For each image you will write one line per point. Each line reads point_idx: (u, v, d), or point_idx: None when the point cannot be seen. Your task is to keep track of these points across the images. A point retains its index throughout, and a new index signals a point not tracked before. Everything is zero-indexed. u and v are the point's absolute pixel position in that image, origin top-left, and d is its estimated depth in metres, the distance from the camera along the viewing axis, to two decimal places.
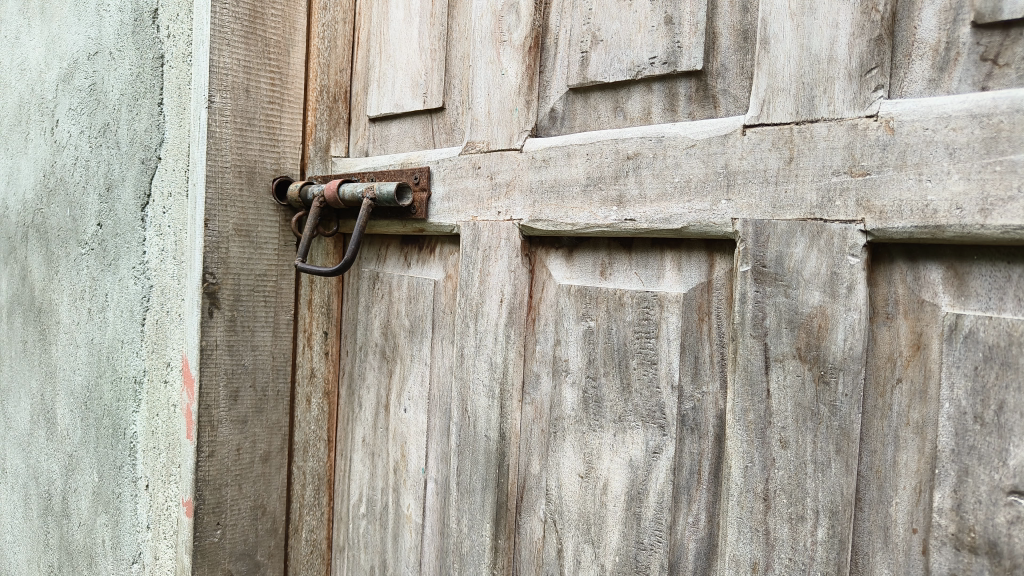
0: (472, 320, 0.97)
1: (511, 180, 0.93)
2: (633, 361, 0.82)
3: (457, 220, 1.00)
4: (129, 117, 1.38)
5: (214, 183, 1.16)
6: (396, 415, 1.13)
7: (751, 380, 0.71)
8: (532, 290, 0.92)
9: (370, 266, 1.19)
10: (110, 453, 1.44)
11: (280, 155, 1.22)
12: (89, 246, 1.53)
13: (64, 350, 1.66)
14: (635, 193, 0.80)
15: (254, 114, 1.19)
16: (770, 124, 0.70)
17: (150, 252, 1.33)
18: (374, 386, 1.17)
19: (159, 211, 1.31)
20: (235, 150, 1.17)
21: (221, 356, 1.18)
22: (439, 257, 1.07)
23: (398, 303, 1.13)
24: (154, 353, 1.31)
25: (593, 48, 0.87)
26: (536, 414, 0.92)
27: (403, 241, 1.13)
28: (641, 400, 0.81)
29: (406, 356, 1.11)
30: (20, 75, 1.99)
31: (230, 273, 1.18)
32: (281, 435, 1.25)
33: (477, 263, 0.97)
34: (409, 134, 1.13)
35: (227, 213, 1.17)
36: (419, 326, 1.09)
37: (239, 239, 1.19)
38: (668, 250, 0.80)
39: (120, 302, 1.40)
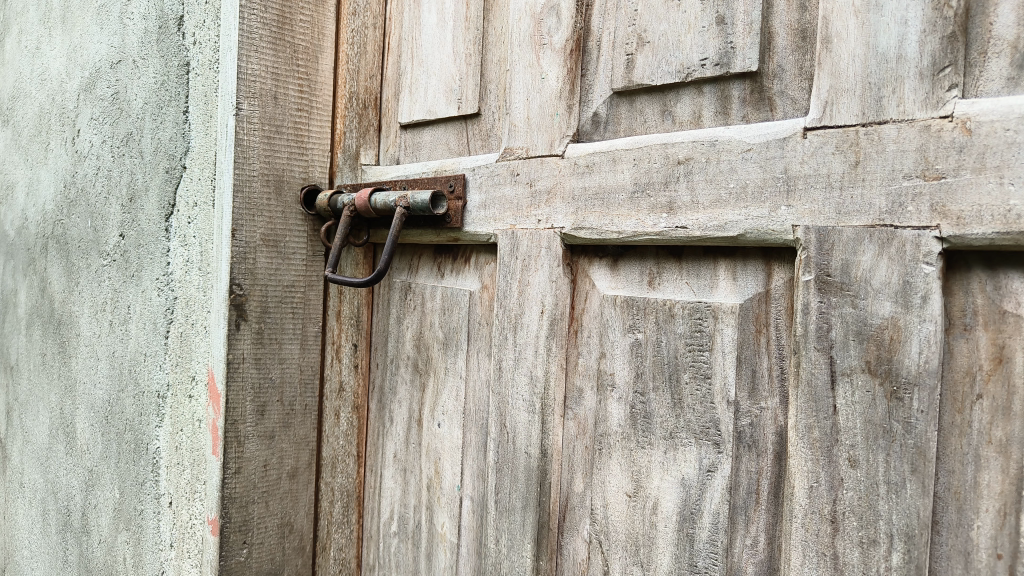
0: (511, 333, 0.95)
1: (552, 188, 0.90)
2: (685, 375, 0.79)
3: (495, 229, 0.97)
4: (152, 126, 1.36)
5: (242, 192, 1.14)
6: (429, 430, 1.10)
7: (816, 396, 0.67)
8: (574, 301, 0.90)
9: (401, 277, 1.16)
10: (134, 469, 1.42)
11: (309, 163, 1.20)
12: (111, 257, 1.52)
13: (85, 363, 1.64)
14: (687, 199, 0.77)
15: (282, 121, 1.17)
16: (834, 126, 0.67)
17: (174, 263, 1.31)
18: (405, 400, 1.14)
19: (184, 221, 1.29)
20: (264, 159, 1.16)
21: (248, 370, 1.15)
22: (475, 267, 1.04)
23: (430, 315, 1.10)
24: (178, 367, 1.29)
25: (639, 51, 0.84)
26: (579, 430, 0.89)
27: (436, 251, 1.11)
28: (694, 416, 0.78)
29: (439, 369, 1.08)
30: (41, 85, 1.99)
31: (257, 284, 1.15)
32: (309, 451, 1.22)
33: (516, 273, 0.94)
34: (442, 142, 1.10)
35: (255, 222, 1.15)
36: (454, 338, 1.06)
37: (267, 249, 1.16)
38: (722, 259, 0.77)
39: (143, 314, 1.37)
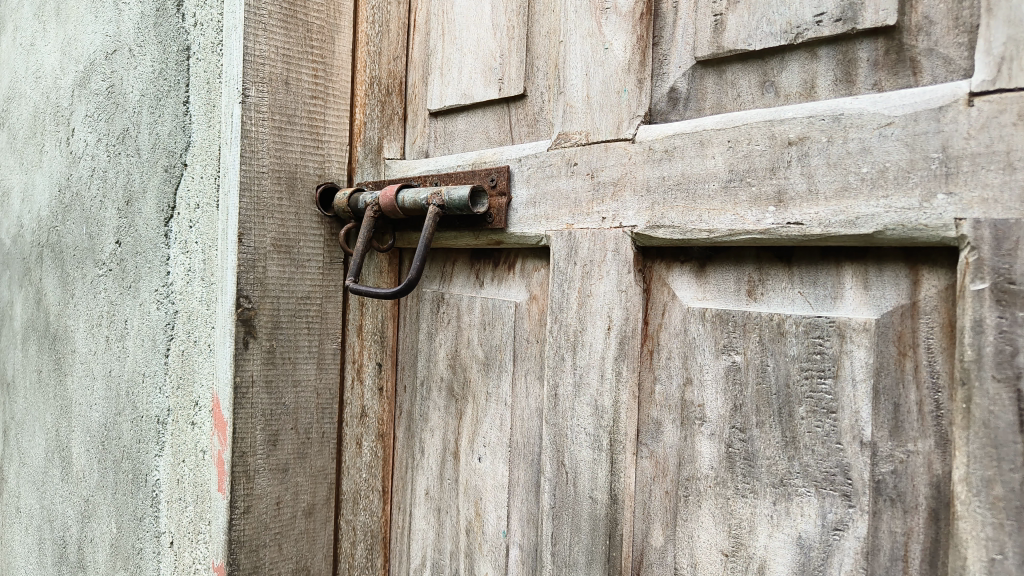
0: (569, 353, 0.79)
1: (620, 179, 0.75)
2: (801, 408, 0.63)
3: (547, 230, 0.82)
4: (150, 120, 1.22)
5: (250, 191, 0.99)
6: (467, 465, 0.94)
7: (996, 440, 0.51)
8: (648, 315, 0.75)
9: (432, 288, 1.01)
10: (132, 502, 1.28)
11: (325, 158, 1.06)
12: (107, 267, 1.38)
13: (80, 382, 1.51)
14: (802, 188, 0.62)
15: (295, 110, 1.03)
16: (1013, 89, 0.51)
17: (174, 273, 1.16)
18: (439, 429, 0.99)
19: (185, 225, 1.13)
20: (274, 153, 1.01)
21: (259, 395, 1.01)
22: (520, 275, 0.89)
23: (467, 331, 0.95)
24: (179, 390, 1.14)
25: (730, 10, 0.68)
26: (657, 472, 0.74)
27: (473, 255, 0.96)
28: (814, 460, 0.62)
29: (479, 394, 0.93)
30: (36, 83, 1.86)
31: (268, 296, 1.01)
32: (327, 485, 1.08)
33: (574, 282, 0.79)
34: (479, 129, 0.94)
35: (265, 225, 1.00)
36: (496, 357, 0.90)
37: (279, 256, 1.02)
38: (849, 262, 0.61)
39: (141, 330, 1.23)
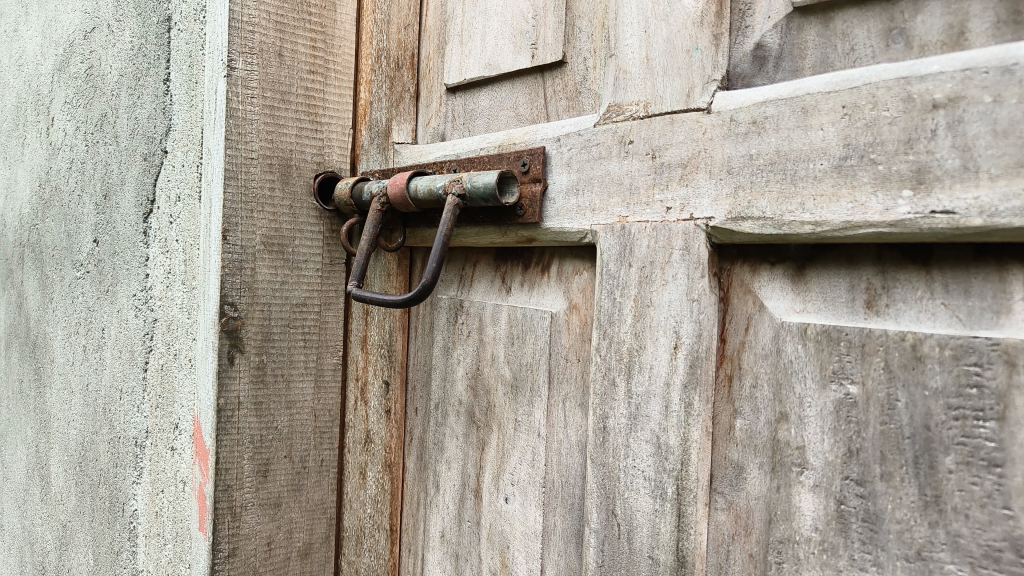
0: (623, 377, 0.64)
1: (690, 160, 0.60)
2: (949, 459, 0.47)
3: (592, 224, 0.66)
4: (128, 102, 1.07)
5: (235, 180, 0.84)
6: (491, 506, 0.79)
7: None
8: (725, 332, 0.60)
9: (449, 294, 0.86)
10: (109, 533, 1.13)
11: (324, 144, 0.91)
12: (84, 268, 1.23)
13: (58, 396, 1.36)
14: (953, 166, 0.46)
15: (290, 86, 0.87)
16: None
17: (153, 276, 1.00)
18: (457, 462, 0.83)
19: (164, 220, 0.97)
20: (266, 135, 0.86)
21: (247, 418, 0.86)
22: (557, 279, 0.73)
23: (491, 346, 0.79)
24: (157, 411, 0.99)
25: None
26: (738, 529, 0.59)
27: (498, 255, 0.80)
28: (969, 530, 0.46)
29: (506, 423, 0.77)
30: (18, 71, 1.72)
31: (257, 303, 0.86)
32: (326, 521, 0.94)
33: (629, 288, 0.63)
34: (507, 105, 0.79)
35: (254, 220, 0.85)
36: (527, 379, 0.75)
37: (270, 256, 0.87)
38: (1017, 265, 0.45)
39: (119, 340, 1.08)
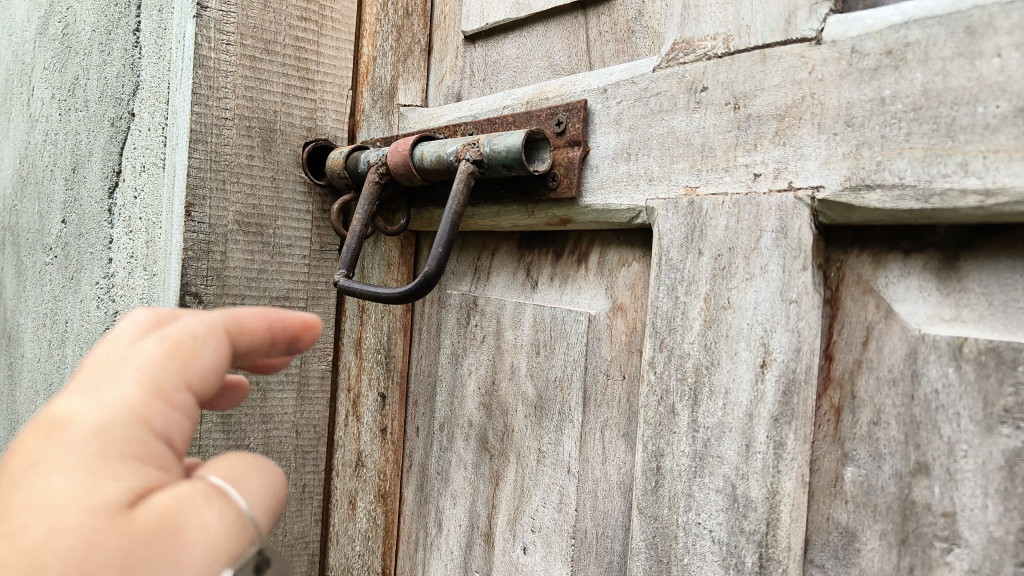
0: (686, 402, 0.48)
1: (790, 109, 0.44)
2: None
3: (648, 198, 0.51)
4: (100, 61, 0.93)
5: (204, 144, 0.69)
6: (505, 556, 0.63)
7: None
8: (830, 347, 0.44)
9: (461, 289, 0.71)
10: None
11: (316, 106, 0.76)
12: (54, 253, 1.09)
13: (27, 395, 1.22)
14: None
15: (276, 34, 0.73)
16: None
17: (116, 261, 0.86)
18: (464, 497, 0.68)
19: (129, 195, 0.83)
20: (244, 92, 0.71)
21: (212, 434, 0.71)
22: (597, 272, 0.57)
23: (510, 354, 0.63)
24: None
25: None
26: None
27: (522, 241, 0.65)
28: None
29: (526, 452, 0.61)
30: (9, 43, 1.60)
31: (228, 295, 0.71)
32: (308, 557, 0.80)
33: (698, 284, 0.48)
34: (539, 53, 0.63)
35: (226, 194, 0.70)
36: (555, 399, 0.59)
37: (245, 237, 0.72)
38: None
39: (81, 335, 0.94)
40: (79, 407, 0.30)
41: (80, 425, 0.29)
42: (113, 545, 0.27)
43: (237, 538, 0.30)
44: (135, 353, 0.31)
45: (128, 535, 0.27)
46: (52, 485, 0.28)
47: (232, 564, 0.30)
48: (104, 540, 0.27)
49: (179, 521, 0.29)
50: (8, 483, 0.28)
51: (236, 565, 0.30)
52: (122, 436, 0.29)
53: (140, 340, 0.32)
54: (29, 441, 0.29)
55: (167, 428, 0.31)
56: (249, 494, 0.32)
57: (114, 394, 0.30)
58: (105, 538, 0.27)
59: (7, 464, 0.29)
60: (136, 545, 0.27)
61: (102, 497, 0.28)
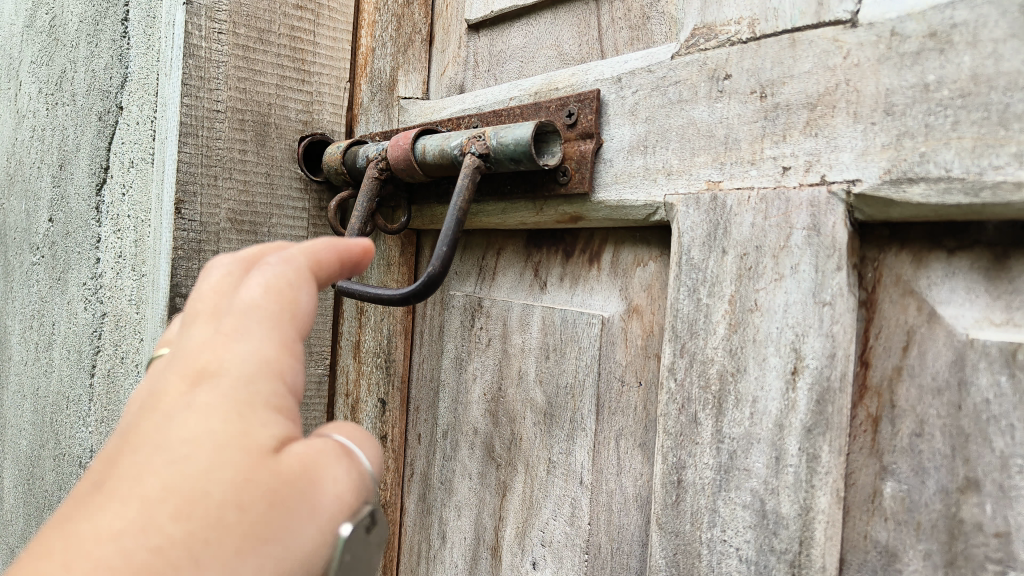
0: (710, 412, 0.45)
1: (822, 97, 0.41)
2: None
3: (666, 193, 0.48)
4: (87, 53, 0.89)
5: (195, 137, 0.66)
6: (513, 572, 0.60)
7: None
8: (864, 353, 0.41)
9: (465, 291, 0.67)
10: None
11: (313, 99, 0.72)
12: (41, 252, 1.06)
13: (13, 400, 1.18)
14: None
15: (271, 22, 0.69)
16: None
17: (103, 261, 0.83)
18: (469, 508, 0.65)
19: (117, 192, 0.79)
20: (236, 83, 0.68)
21: None
22: (610, 273, 0.54)
23: (518, 359, 0.60)
24: (103, 425, 0.81)
25: None
26: None
27: (530, 240, 0.62)
28: None
29: (534, 462, 0.58)
30: None
31: None
32: None
33: (721, 286, 0.45)
34: (547, 42, 0.60)
35: (218, 190, 0.67)
36: (565, 406, 0.56)
37: (238, 236, 0.68)
38: None
39: (68, 338, 0.91)
40: (223, 356, 0.33)
41: (224, 373, 0.32)
42: (265, 483, 0.30)
43: (361, 493, 0.33)
44: (259, 302, 0.34)
45: (277, 475, 0.30)
46: (208, 423, 0.30)
47: (355, 520, 0.33)
48: (258, 476, 0.30)
49: (314, 469, 0.32)
50: (162, 419, 0.31)
51: (358, 521, 0.33)
52: (264, 385, 0.32)
53: (258, 287, 0.35)
54: (174, 382, 0.32)
55: (296, 381, 0.34)
56: (368, 452, 0.35)
57: (253, 344, 0.33)
58: (259, 475, 0.30)
59: (159, 401, 0.31)
60: (284, 484, 0.30)
61: (252, 439, 0.31)
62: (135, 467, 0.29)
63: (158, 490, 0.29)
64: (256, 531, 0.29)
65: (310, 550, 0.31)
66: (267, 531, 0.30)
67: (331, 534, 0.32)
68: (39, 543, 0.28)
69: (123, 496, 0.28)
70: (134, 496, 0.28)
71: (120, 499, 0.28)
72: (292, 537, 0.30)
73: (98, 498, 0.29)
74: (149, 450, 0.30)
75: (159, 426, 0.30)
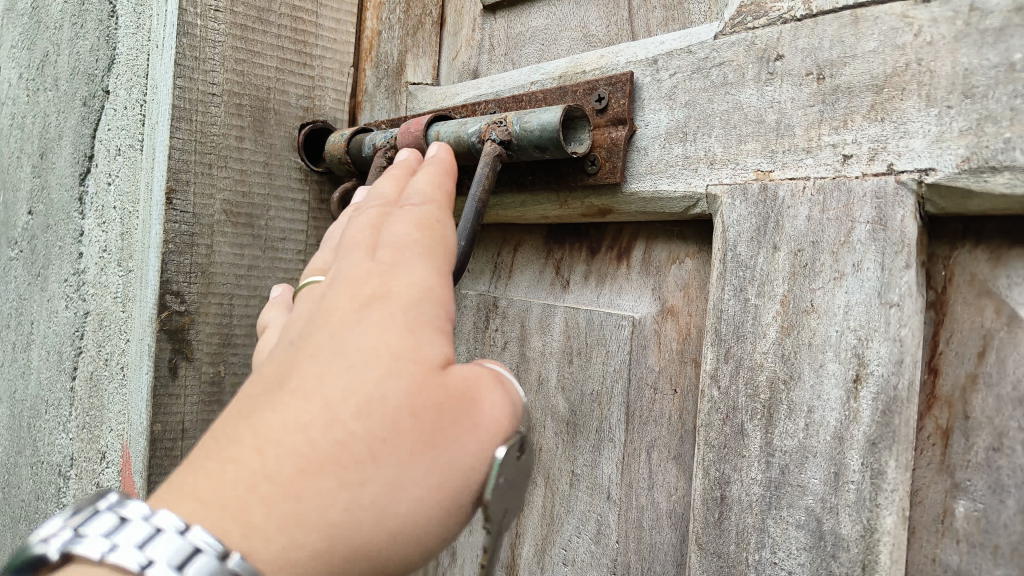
0: (758, 423, 0.41)
1: (890, 79, 0.37)
2: None
3: (709, 183, 0.44)
4: (71, 35, 0.84)
5: (188, 122, 0.61)
6: None
7: None
8: (929, 360, 0.38)
9: (478, 289, 0.63)
10: None
11: (315, 84, 0.68)
12: (19, 247, 1.00)
13: None
14: None
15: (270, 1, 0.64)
16: None
17: (86, 256, 0.77)
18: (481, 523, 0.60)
19: (102, 182, 0.74)
20: (233, 65, 0.63)
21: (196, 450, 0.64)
22: (641, 271, 0.51)
23: (537, 362, 0.56)
24: (84, 431, 0.76)
25: None
26: None
27: (550, 235, 0.58)
28: None
29: (556, 474, 0.54)
30: None
31: (215, 294, 0.63)
32: None
33: (772, 285, 0.41)
34: (572, 22, 0.56)
35: (213, 179, 0.62)
36: (590, 414, 0.52)
37: (234, 229, 0.64)
38: None
39: (48, 337, 0.85)
40: (390, 280, 0.34)
41: (392, 295, 0.34)
42: (432, 396, 0.32)
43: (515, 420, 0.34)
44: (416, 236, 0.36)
45: (443, 390, 0.32)
46: (380, 336, 0.32)
47: (511, 444, 0.34)
48: (426, 389, 0.32)
49: (475, 388, 0.34)
50: (335, 332, 0.33)
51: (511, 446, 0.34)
52: (429, 306, 0.34)
53: (416, 224, 0.36)
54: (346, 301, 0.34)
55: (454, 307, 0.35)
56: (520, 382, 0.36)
57: (417, 271, 0.35)
58: (427, 388, 0.32)
59: (333, 314, 0.34)
60: (449, 399, 0.32)
61: (421, 355, 0.33)
62: (317, 371, 0.32)
63: (339, 393, 0.31)
64: (425, 438, 0.32)
65: (471, 464, 0.32)
66: (434, 440, 0.32)
67: (490, 453, 0.33)
68: (234, 427, 0.32)
69: (309, 395, 0.31)
70: (318, 394, 0.31)
71: (305, 399, 0.31)
72: (456, 448, 0.32)
73: (285, 395, 0.32)
74: (328, 357, 0.32)
75: (335, 336, 0.33)
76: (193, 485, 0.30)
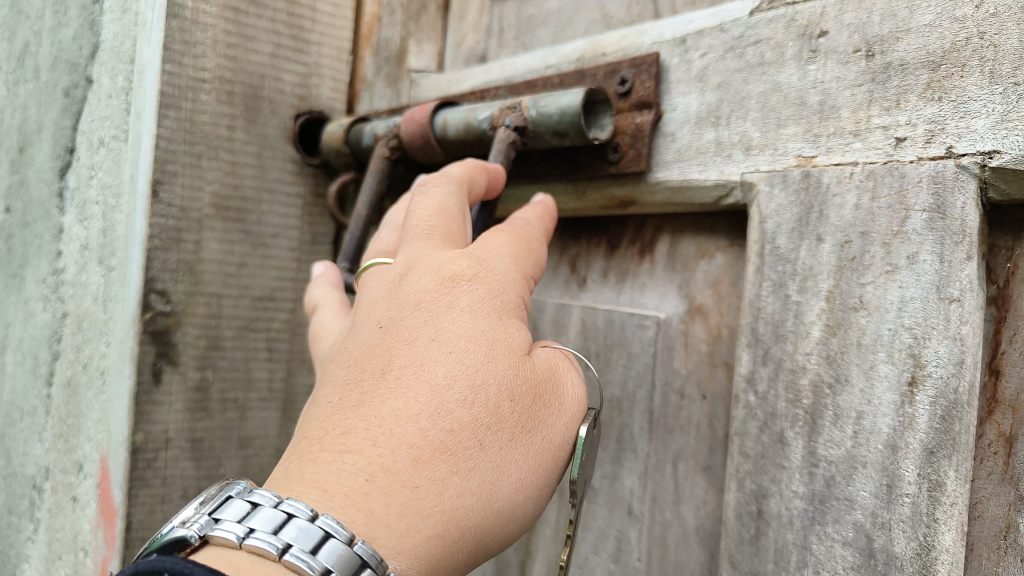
0: (800, 430, 0.38)
1: (948, 55, 0.34)
2: None
3: (747, 170, 0.41)
4: (53, 23, 0.80)
5: (177, 110, 0.57)
6: None
7: None
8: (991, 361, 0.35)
9: None
10: None
11: (311, 70, 0.64)
12: None
13: None
14: None
15: None
16: None
17: (65, 254, 0.73)
18: None
19: (83, 176, 0.70)
20: (226, 50, 0.59)
21: (179, 463, 0.59)
22: (664, 266, 0.48)
23: None
24: (60, 442, 0.71)
25: None
26: None
27: (563, 230, 0.54)
28: None
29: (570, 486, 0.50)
30: None
31: (202, 292, 0.59)
32: None
33: (816, 279, 0.38)
34: (589, 3, 0.53)
35: (201, 171, 0.58)
36: (609, 422, 0.48)
37: (223, 225, 0.60)
38: None
39: (23, 341, 0.80)
40: (478, 276, 0.38)
41: (482, 286, 0.38)
42: (526, 378, 0.36)
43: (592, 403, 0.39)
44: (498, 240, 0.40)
45: (534, 373, 0.36)
46: (476, 325, 0.36)
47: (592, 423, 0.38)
48: (521, 373, 0.36)
49: (555, 380, 0.37)
50: (431, 322, 0.36)
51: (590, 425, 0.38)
52: (511, 306, 0.38)
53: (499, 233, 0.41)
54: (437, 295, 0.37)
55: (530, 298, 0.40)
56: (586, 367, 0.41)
57: (504, 268, 0.39)
58: (521, 371, 0.36)
59: (426, 307, 0.37)
60: (539, 382, 0.36)
61: (513, 341, 0.36)
62: (419, 358, 0.35)
63: (441, 380, 0.34)
64: (522, 421, 0.35)
65: (559, 440, 0.36)
66: (529, 423, 0.35)
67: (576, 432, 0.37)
68: (342, 420, 0.34)
69: (413, 384, 0.34)
70: (423, 385, 0.34)
71: (409, 388, 0.34)
72: (548, 427, 0.36)
73: (389, 383, 0.35)
74: (427, 346, 0.35)
75: (433, 327, 0.36)
76: (312, 472, 0.32)
